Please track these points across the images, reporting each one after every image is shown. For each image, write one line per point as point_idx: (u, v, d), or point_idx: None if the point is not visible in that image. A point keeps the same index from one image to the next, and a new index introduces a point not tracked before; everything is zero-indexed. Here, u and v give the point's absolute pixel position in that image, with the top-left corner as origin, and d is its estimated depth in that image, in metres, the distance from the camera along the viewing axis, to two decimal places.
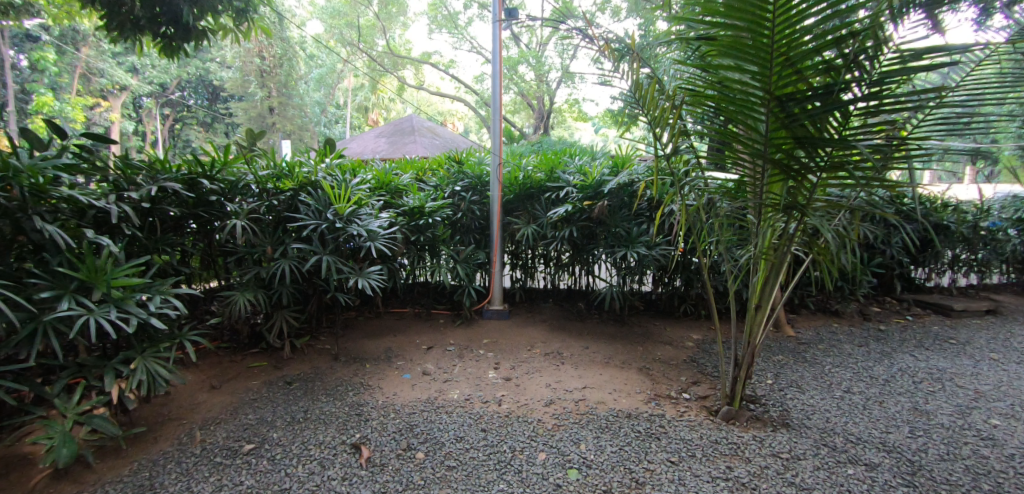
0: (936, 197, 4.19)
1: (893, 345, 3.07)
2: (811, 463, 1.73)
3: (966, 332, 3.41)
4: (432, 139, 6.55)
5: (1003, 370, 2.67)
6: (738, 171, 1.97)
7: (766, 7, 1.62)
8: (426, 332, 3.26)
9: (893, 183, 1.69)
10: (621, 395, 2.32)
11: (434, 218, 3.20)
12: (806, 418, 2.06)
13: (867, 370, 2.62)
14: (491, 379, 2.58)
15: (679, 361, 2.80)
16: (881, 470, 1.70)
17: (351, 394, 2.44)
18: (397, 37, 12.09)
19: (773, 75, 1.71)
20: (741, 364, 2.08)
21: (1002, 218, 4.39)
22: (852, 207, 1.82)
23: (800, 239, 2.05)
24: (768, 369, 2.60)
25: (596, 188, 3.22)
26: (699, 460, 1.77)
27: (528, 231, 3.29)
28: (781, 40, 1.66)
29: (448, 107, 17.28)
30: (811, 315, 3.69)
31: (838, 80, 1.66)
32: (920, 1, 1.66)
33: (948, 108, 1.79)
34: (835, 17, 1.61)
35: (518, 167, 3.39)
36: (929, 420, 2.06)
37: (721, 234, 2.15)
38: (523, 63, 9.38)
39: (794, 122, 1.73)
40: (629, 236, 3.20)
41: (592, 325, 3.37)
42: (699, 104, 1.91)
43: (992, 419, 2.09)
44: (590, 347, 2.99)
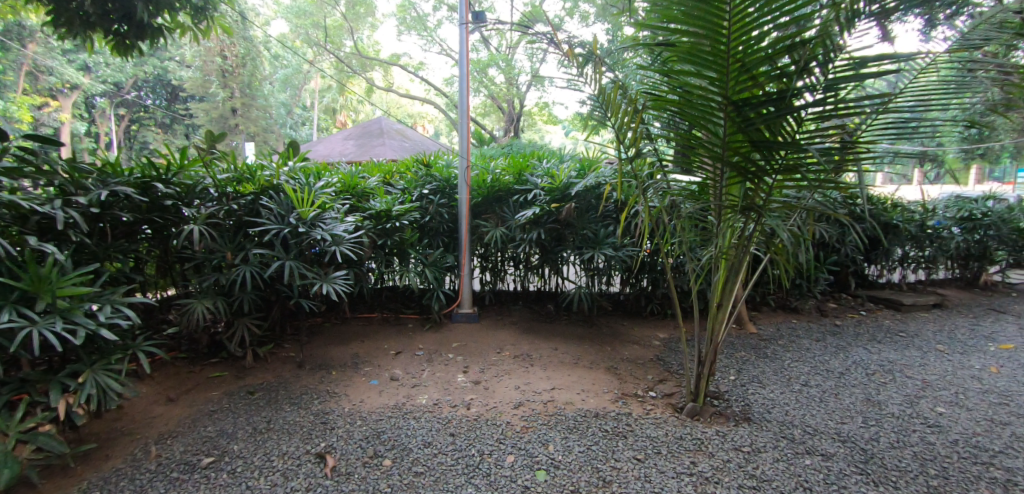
0: (887, 198, 4.41)
1: (848, 339, 3.20)
2: (771, 456, 1.78)
3: (915, 325, 3.59)
4: (401, 141, 6.48)
5: (948, 360, 2.82)
6: (699, 174, 2.02)
7: (723, 14, 1.67)
8: (394, 337, 3.21)
9: (845, 185, 1.77)
10: (589, 395, 2.34)
11: (401, 222, 3.16)
12: (766, 411, 2.12)
13: (824, 364, 2.72)
14: (460, 383, 2.56)
15: (645, 360, 2.84)
16: (836, 460, 1.76)
17: (316, 402, 2.39)
18: (365, 39, 11.90)
19: (729, 81, 1.77)
20: (704, 361, 2.13)
21: (946, 217, 4.64)
22: (806, 208, 1.89)
23: (758, 240, 2.12)
24: (730, 366, 2.67)
25: (564, 191, 3.26)
26: (664, 457, 1.80)
27: (496, 234, 3.28)
28: (736, 48, 1.71)
29: (418, 110, 17.10)
30: (771, 312, 3.81)
31: (790, 87, 1.72)
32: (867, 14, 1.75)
33: (897, 113, 1.88)
34: (788, 24, 1.68)
35: (486, 170, 3.39)
36: (880, 410, 2.15)
37: (683, 235, 2.20)
38: (493, 66, 9.29)
39: (750, 126, 1.78)
40: (596, 238, 3.24)
41: (561, 326, 3.40)
42: (661, 110, 1.95)
43: (938, 407, 2.20)
44: (558, 348, 3.01)
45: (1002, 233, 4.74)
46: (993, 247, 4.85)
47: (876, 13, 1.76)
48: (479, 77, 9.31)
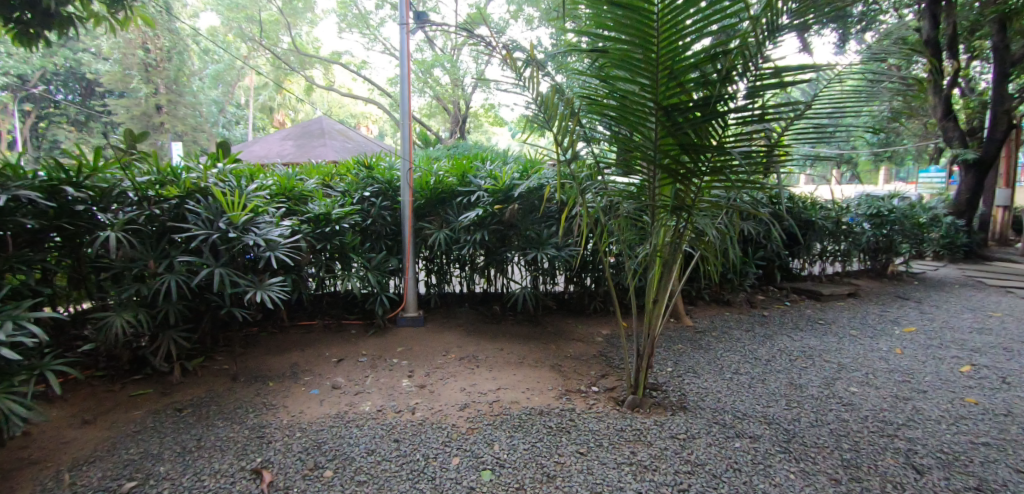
0: (807, 197, 4.75)
1: (774, 328, 3.43)
2: (704, 441, 1.88)
3: (832, 313, 3.89)
4: (343, 141, 6.28)
5: (860, 344, 3.08)
6: (635, 177, 2.11)
7: (652, 22, 1.75)
8: (336, 344, 3.12)
9: (764, 186, 1.90)
10: (534, 393, 2.38)
11: (342, 225, 3.08)
12: (700, 400, 2.24)
13: (753, 352, 2.90)
14: (405, 387, 2.53)
15: (588, 356, 2.92)
16: (762, 441, 1.88)
17: (251, 416, 2.28)
18: (303, 35, 11.46)
19: (659, 87, 1.85)
20: (642, 355, 2.21)
21: (858, 214, 5.07)
22: (730, 208, 2.01)
23: (689, 238, 2.22)
24: (668, 358, 2.78)
25: (507, 192, 3.29)
26: (605, 449, 1.85)
27: (440, 236, 3.24)
28: (665, 55, 1.80)
29: (361, 110, 16.64)
30: (706, 306, 4.01)
31: (714, 93, 1.83)
32: (790, 25, 1.84)
33: (813, 119, 2.02)
34: (712, 34, 1.78)
35: (429, 172, 3.37)
36: (802, 393, 2.32)
37: (621, 235, 2.27)
38: (437, 67, 9.13)
39: (679, 130, 1.87)
40: (539, 238, 3.30)
41: (507, 326, 3.42)
42: (596, 113, 2.01)
43: (851, 387, 2.39)
44: (504, 348, 3.03)
45: (905, 228, 5.23)
46: (898, 241, 5.33)
47: (797, 25, 1.84)
48: (423, 77, 9.18)
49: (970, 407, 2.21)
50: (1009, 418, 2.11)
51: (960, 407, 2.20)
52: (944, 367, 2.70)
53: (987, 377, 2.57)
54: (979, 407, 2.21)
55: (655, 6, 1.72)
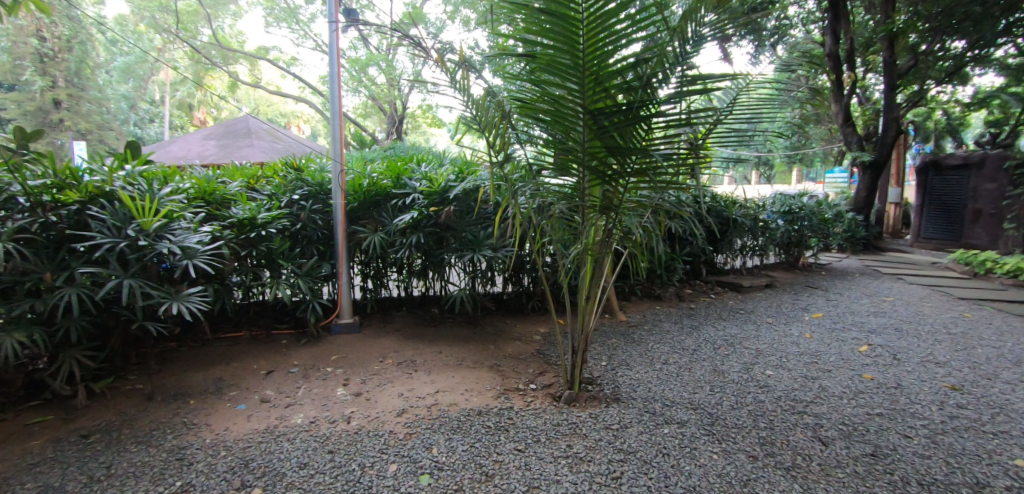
0: (728, 196, 5.07)
1: (700, 319, 3.64)
2: (636, 430, 1.96)
3: (751, 303, 4.18)
4: (273, 142, 5.98)
5: (775, 331, 3.34)
6: (565, 178, 2.16)
7: (578, 29, 1.81)
8: (265, 355, 2.96)
9: (684, 186, 2.00)
10: (472, 394, 2.38)
11: (268, 230, 2.93)
12: (633, 390, 2.33)
13: (681, 343, 3.06)
14: (340, 396, 2.45)
15: (527, 355, 2.96)
16: (689, 426, 1.99)
17: (169, 437, 2.12)
18: (226, 28, 10.79)
19: (586, 92, 1.92)
20: (577, 351, 2.27)
21: (774, 211, 5.48)
22: (654, 207, 2.11)
23: (618, 236, 2.30)
24: (603, 352, 2.88)
25: (442, 195, 3.27)
26: (542, 444, 1.89)
27: (374, 239, 3.17)
28: (590, 61, 1.86)
29: (291, 109, 15.92)
30: (638, 301, 4.19)
31: (638, 99, 1.91)
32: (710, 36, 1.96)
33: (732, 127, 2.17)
34: (635, 42, 1.86)
35: (362, 174, 3.30)
36: (724, 379, 2.47)
37: (554, 235, 2.31)
38: (373, 66, 8.74)
39: (606, 133, 1.95)
40: (475, 240, 3.31)
41: (446, 329, 3.39)
42: (527, 115, 2.06)
43: (767, 370, 2.59)
44: (443, 351, 3.01)
45: (813, 224, 5.71)
46: (808, 235, 5.81)
47: (716, 35, 1.96)
48: (358, 76, 8.92)
49: (867, 383, 2.45)
50: (899, 390, 2.36)
51: (859, 382, 2.44)
52: (846, 348, 2.98)
53: (881, 355, 2.86)
54: (874, 382, 2.45)
55: (581, 13, 1.78)
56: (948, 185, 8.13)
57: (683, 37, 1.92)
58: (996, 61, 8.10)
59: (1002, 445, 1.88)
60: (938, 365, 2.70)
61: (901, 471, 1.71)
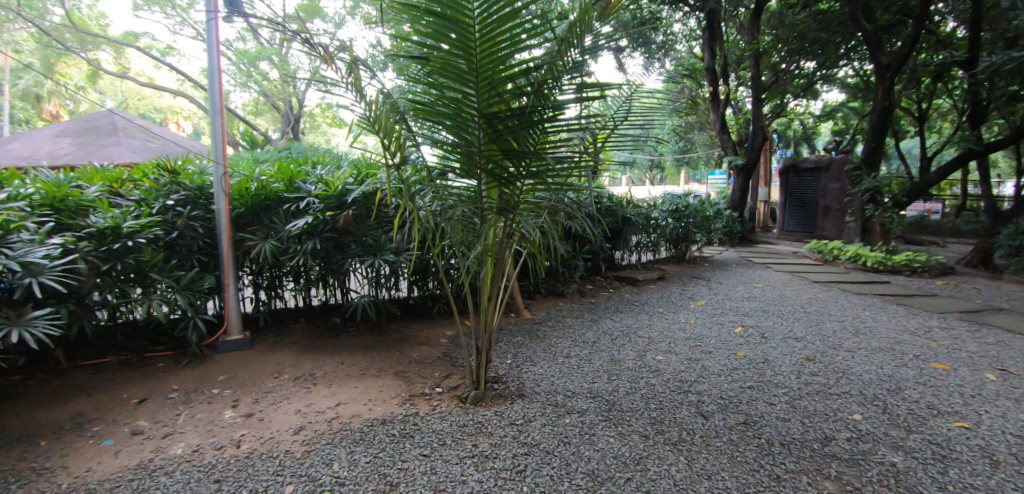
0: (623, 196, 5.40)
1: (599, 313, 3.84)
2: (540, 422, 2.02)
3: (645, 295, 4.49)
4: (145, 140, 5.33)
5: (666, 319, 3.61)
6: (464, 181, 2.16)
7: (471, 33, 1.83)
8: (138, 381, 2.64)
9: (576, 188, 2.09)
10: (375, 403, 2.31)
11: (137, 240, 2.60)
12: (536, 385, 2.41)
13: (582, 336, 3.20)
14: (228, 420, 2.25)
15: (433, 358, 2.93)
16: (588, 413, 2.09)
17: (11, 488, 1.81)
18: (83, 8, 9.41)
19: (481, 96, 1.95)
20: (481, 351, 2.30)
21: (663, 210, 5.92)
22: (550, 208, 2.18)
23: (517, 236, 2.35)
24: (508, 350, 2.93)
25: (339, 198, 3.14)
26: (448, 446, 1.88)
27: (265, 247, 2.94)
28: (484, 64, 1.89)
29: (167, 104, 14.28)
30: (543, 298, 4.31)
31: (530, 103, 1.96)
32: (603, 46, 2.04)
33: (626, 134, 2.31)
34: (528, 49, 1.91)
35: (249, 177, 3.05)
36: (620, 367, 2.63)
37: (454, 237, 2.31)
38: (264, 60, 8.08)
39: (500, 136, 1.97)
40: (377, 244, 3.20)
41: (348, 338, 3.25)
42: (422, 117, 2.05)
43: (657, 356, 2.80)
44: (345, 361, 2.88)
45: (696, 220, 6.26)
46: (694, 230, 6.36)
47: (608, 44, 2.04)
48: (247, 70, 8.23)
49: (741, 360, 2.73)
50: (765, 364, 2.67)
51: (734, 360, 2.72)
52: (725, 331, 3.31)
53: (751, 334, 3.22)
54: (746, 359, 2.75)
55: (473, 18, 1.81)
56: (804, 185, 9.33)
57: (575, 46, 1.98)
58: (838, 80, 9.47)
59: (844, 404, 2.20)
60: (797, 340, 3.09)
61: (767, 434, 1.94)
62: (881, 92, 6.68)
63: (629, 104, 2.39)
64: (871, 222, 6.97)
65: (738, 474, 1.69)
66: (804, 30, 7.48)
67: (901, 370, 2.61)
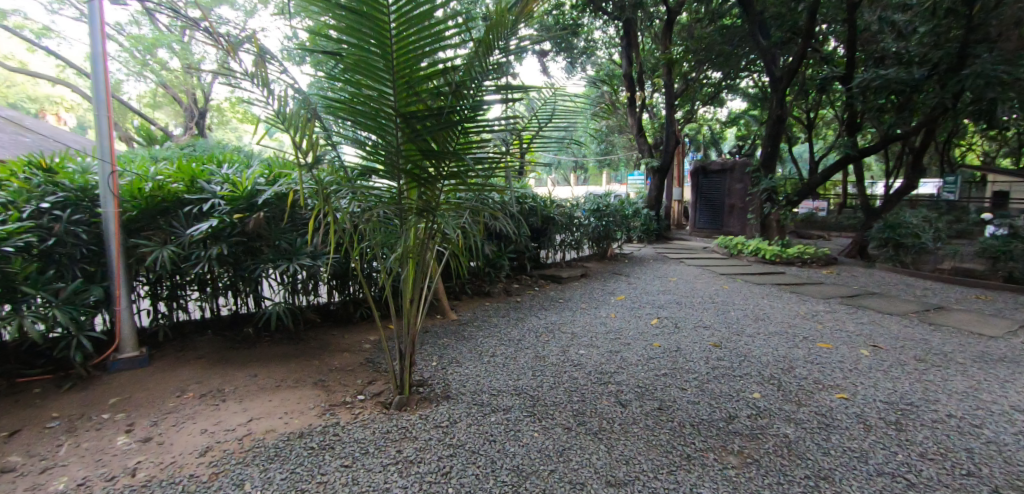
0: (546, 196, 5.52)
1: (525, 311, 3.90)
2: (465, 423, 2.02)
3: (569, 292, 4.62)
4: (23, 131, 4.74)
5: (588, 314, 3.74)
6: (382, 181, 2.11)
7: (386, 31, 1.79)
8: (9, 409, 2.32)
9: (496, 188, 2.09)
10: (292, 416, 2.19)
11: (2, 248, 2.30)
12: (462, 386, 2.40)
13: (507, 335, 3.23)
14: (122, 445, 2.03)
15: (355, 365, 2.83)
16: (513, 410, 2.12)
17: None
18: None
19: (398, 94, 1.90)
20: (404, 355, 2.25)
21: (585, 209, 6.12)
22: (472, 208, 2.16)
23: (440, 237, 2.33)
24: (433, 352, 2.90)
25: (248, 200, 2.95)
26: (371, 454, 1.83)
27: (162, 254, 2.67)
28: (401, 63, 1.85)
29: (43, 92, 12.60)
30: (469, 299, 4.31)
31: (448, 103, 1.94)
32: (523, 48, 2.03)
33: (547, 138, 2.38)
34: (446, 50, 1.90)
35: (143, 177, 2.78)
36: (544, 363, 2.69)
37: (374, 239, 2.25)
38: (163, 48, 7.38)
39: (418, 137, 1.93)
40: (291, 248, 3.03)
41: (261, 349, 3.05)
42: (337, 116, 1.97)
43: (580, 350, 2.89)
44: (258, 373, 2.71)
45: (616, 219, 6.54)
46: (615, 228, 6.64)
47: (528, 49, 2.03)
48: (143, 58, 7.36)
49: (656, 350, 2.89)
50: (678, 352, 2.85)
51: (650, 350, 2.87)
52: (643, 323, 3.48)
53: (666, 325, 3.42)
54: (660, 348, 2.91)
55: (388, 15, 1.77)
56: (712, 185, 10.05)
57: (492, 47, 1.96)
58: (740, 90, 10.29)
59: (746, 385, 2.40)
60: (705, 329, 3.32)
61: (679, 417, 2.06)
62: (775, 102, 7.33)
63: (550, 106, 2.44)
64: (769, 219, 7.63)
65: (653, 457, 1.78)
66: (711, 43, 8.13)
67: (793, 351, 2.89)
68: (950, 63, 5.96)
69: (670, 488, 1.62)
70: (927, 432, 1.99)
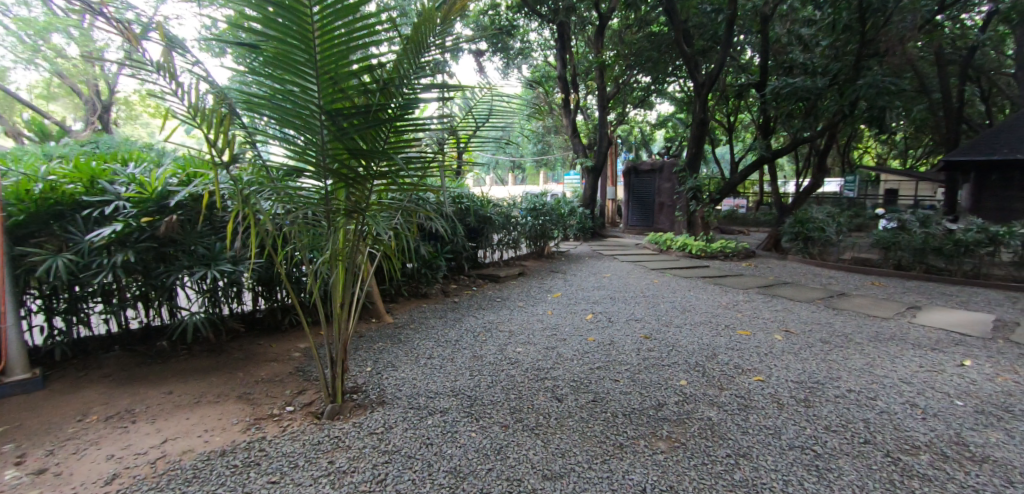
0: (483, 196, 5.52)
1: (462, 311, 3.88)
2: (401, 428, 1.98)
3: (507, 291, 4.65)
4: None
5: (525, 312, 3.79)
6: (308, 181, 2.01)
7: (308, 25, 1.71)
8: None
9: (427, 189, 2.05)
10: (213, 434, 2.04)
11: None
12: (397, 390, 2.34)
13: (445, 336, 3.20)
14: (11, 480, 1.81)
15: (283, 375, 2.69)
16: (450, 412, 2.10)
17: None
18: None
19: (322, 91, 1.82)
20: (335, 362, 2.17)
21: (522, 209, 6.18)
22: (402, 209, 2.11)
23: (371, 239, 2.26)
24: (367, 357, 2.81)
25: (159, 202, 2.73)
26: (300, 468, 1.74)
27: (56, 263, 2.41)
28: (325, 58, 1.78)
29: None
30: (406, 301, 4.22)
31: (376, 101, 1.88)
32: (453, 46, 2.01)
33: (480, 136, 2.37)
34: (372, 46, 1.84)
35: (32, 177, 2.50)
36: (481, 362, 2.69)
37: (300, 242, 2.14)
38: (59, 34, 6.67)
39: (345, 135, 1.86)
40: (210, 253, 2.82)
41: (178, 363, 2.83)
42: (256, 113, 1.85)
43: (517, 348, 2.92)
44: (174, 390, 2.51)
45: (552, 218, 6.65)
46: (552, 227, 6.76)
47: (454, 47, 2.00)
48: (33, 44, 6.62)
49: (590, 344, 2.97)
50: (611, 345, 2.94)
51: (585, 345, 2.95)
52: (579, 318, 3.57)
53: (600, 319, 3.52)
54: (595, 342, 3.00)
55: (310, 7, 1.68)
56: (642, 184, 10.48)
57: (421, 45, 1.92)
58: (667, 94, 10.79)
59: (674, 373, 2.52)
60: (637, 322, 3.46)
61: (613, 408, 2.13)
62: (698, 106, 7.75)
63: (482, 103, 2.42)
64: (694, 216, 8.06)
65: (587, 448, 1.83)
66: (641, 48, 8.49)
67: (716, 339, 3.07)
68: (847, 74, 6.57)
69: (603, 477, 1.67)
70: (831, 407, 2.18)
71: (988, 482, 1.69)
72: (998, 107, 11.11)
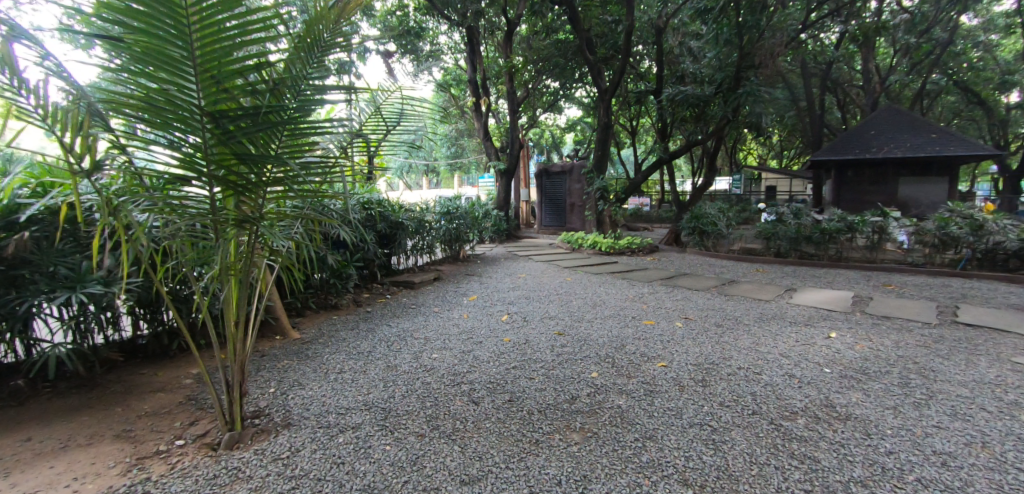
0: (395, 201, 5.37)
1: (375, 321, 3.76)
2: (308, 451, 1.86)
3: (422, 297, 4.57)
4: None
5: (440, 318, 3.75)
6: (193, 189, 1.82)
7: (184, 18, 1.55)
8: None
9: (326, 193, 1.94)
10: (84, 481, 1.79)
11: None
12: (304, 410, 2.21)
13: (357, 348, 3.08)
14: None
15: (172, 407, 2.43)
16: (363, 427, 2.02)
17: None
18: None
19: (203, 90, 1.66)
20: (232, 387, 2.00)
21: (436, 212, 6.10)
22: (300, 217, 1.98)
23: (268, 250, 2.10)
24: (271, 377, 2.62)
25: (7, 217, 2.39)
26: None
27: None
28: (205, 54, 1.62)
29: None
30: (314, 314, 4.01)
31: (265, 102, 1.75)
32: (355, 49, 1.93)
33: (387, 139, 2.29)
34: (258, 42, 1.70)
35: None
36: (396, 372, 2.62)
37: (184, 256, 1.93)
38: None
39: (231, 139, 1.71)
40: (76, 273, 2.48)
41: (40, 404, 2.45)
42: (123, 114, 1.65)
43: (433, 354, 2.87)
44: (35, 436, 2.16)
45: (467, 221, 6.64)
46: (467, 230, 6.75)
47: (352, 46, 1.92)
48: None
49: (506, 345, 3.00)
50: (526, 344, 3.00)
51: (501, 345, 2.98)
52: (494, 320, 3.60)
53: (516, 319, 3.58)
54: (510, 342, 3.04)
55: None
56: (554, 186, 10.79)
57: (315, 44, 1.81)
58: (575, 99, 11.25)
59: (586, 366, 2.61)
60: (551, 319, 3.56)
61: (528, 405, 2.18)
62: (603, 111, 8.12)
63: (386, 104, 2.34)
64: (603, 215, 8.44)
65: (504, 448, 1.84)
66: (549, 55, 8.79)
67: (624, 331, 3.24)
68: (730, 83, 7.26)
69: (520, 475, 1.69)
70: (724, 385, 2.38)
71: (851, 437, 1.93)
72: (851, 114, 12.86)
